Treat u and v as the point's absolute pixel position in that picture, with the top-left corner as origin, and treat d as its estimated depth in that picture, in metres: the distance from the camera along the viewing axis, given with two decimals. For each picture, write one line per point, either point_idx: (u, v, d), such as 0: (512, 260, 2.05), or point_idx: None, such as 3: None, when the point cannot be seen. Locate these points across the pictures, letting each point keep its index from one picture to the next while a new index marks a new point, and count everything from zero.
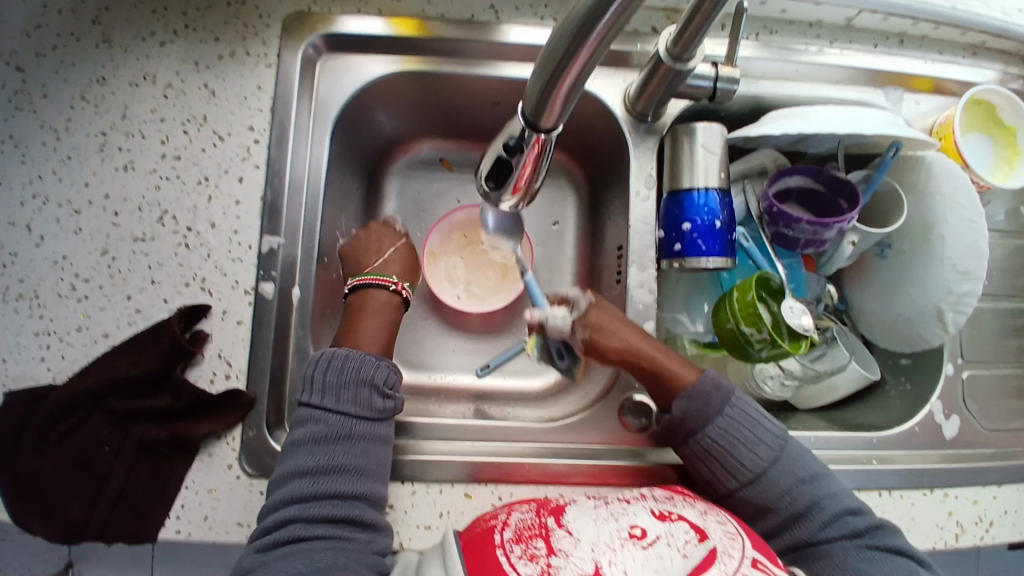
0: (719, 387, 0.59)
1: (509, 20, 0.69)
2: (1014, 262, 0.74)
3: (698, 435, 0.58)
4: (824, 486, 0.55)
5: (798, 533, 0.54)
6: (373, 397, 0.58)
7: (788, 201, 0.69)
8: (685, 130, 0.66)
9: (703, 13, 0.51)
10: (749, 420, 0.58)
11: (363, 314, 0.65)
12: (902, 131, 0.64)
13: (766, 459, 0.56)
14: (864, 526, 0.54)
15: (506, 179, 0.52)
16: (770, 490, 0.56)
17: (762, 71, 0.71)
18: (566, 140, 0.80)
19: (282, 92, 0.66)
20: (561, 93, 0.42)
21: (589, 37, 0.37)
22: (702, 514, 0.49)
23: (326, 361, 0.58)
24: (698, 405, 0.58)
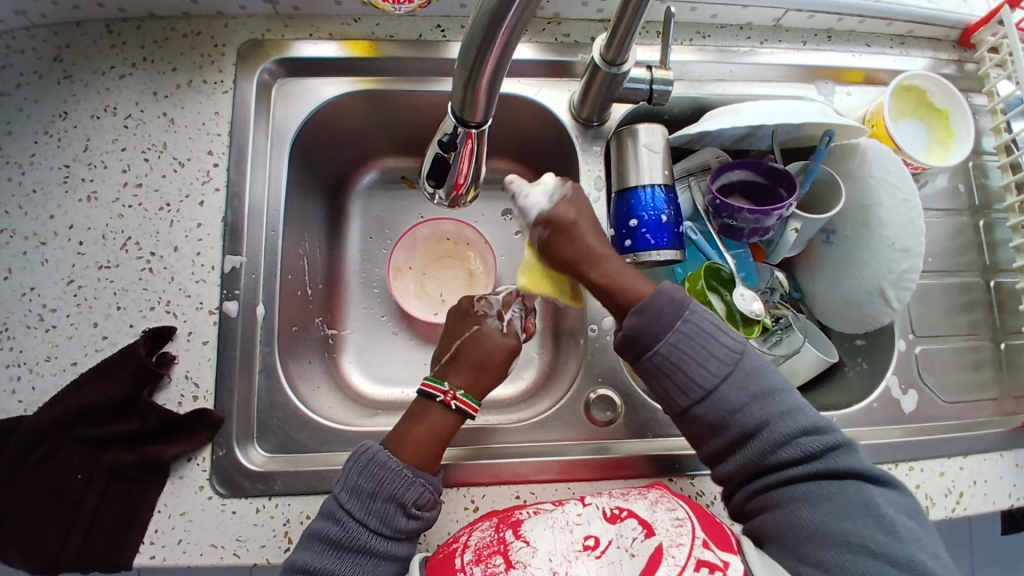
0: (676, 297, 0.58)
1: (455, 39, 0.72)
2: (959, 238, 0.77)
3: (650, 349, 0.58)
4: (778, 404, 0.55)
5: (749, 454, 0.55)
6: (397, 515, 0.53)
7: (733, 194, 0.72)
8: (628, 133, 0.69)
9: (626, 18, 0.54)
10: (705, 335, 0.57)
11: (418, 420, 0.59)
12: (834, 121, 0.68)
13: (718, 373, 0.56)
14: (816, 448, 0.54)
15: (446, 177, 0.55)
16: (724, 407, 0.56)
17: (700, 73, 0.75)
18: (521, 151, 0.82)
19: (239, 117, 0.68)
20: (483, 89, 0.45)
21: (500, 33, 0.40)
22: (652, 504, 0.51)
23: (368, 461, 0.55)
24: (649, 319, 0.58)
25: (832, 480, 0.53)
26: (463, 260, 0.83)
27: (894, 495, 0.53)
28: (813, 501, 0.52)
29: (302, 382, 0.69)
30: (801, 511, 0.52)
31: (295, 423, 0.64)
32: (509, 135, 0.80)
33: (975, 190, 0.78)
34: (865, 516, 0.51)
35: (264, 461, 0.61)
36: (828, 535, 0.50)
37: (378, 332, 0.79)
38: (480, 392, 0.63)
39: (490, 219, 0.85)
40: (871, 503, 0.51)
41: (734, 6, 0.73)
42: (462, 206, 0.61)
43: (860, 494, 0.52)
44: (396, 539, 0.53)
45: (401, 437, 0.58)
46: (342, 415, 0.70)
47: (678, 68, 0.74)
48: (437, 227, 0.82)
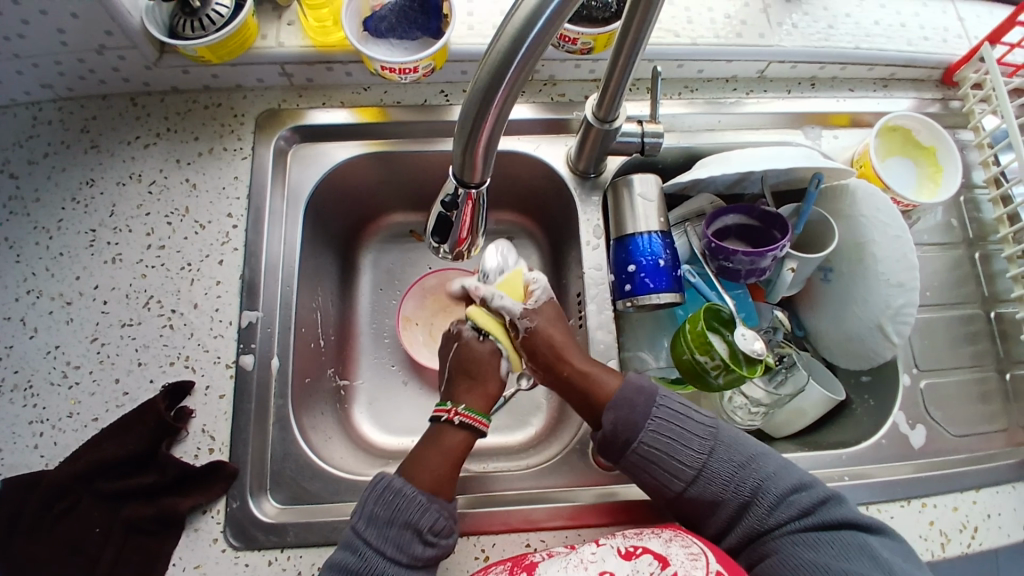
0: (644, 387, 0.62)
1: (457, 101, 0.77)
2: (957, 271, 0.78)
3: (634, 445, 0.60)
4: (763, 466, 0.58)
5: (749, 521, 0.57)
6: (414, 543, 0.54)
7: (728, 237, 0.75)
8: (623, 183, 0.72)
9: (615, 78, 0.58)
10: (679, 417, 0.61)
11: (427, 446, 0.61)
12: (821, 163, 0.70)
13: (701, 451, 0.59)
14: (810, 504, 0.56)
15: (449, 233, 0.57)
16: (716, 481, 0.58)
17: (690, 124, 0.79)
18: (523, 202, 0.86)
19: (257, 182, 0.73)
20: (479, 152, 0.48)
21: (494, 101, 0.43)
22: (666, 541, 0.51)
23: (380, 489, 0.56)
24: (626, 412, 0.61)
25: (832, 530, 0.55)
26: None
27: (890, 542, 0.55)
28: (814, 545, 0.54)
29: (314, 433, 0.71)
30: (804, 554, 0.54)
31: (307, 473, 0.65)
32: (511, 188, 0.84)
33: (969, 223, 0.80)
34: (863, 559, 0.53)
35: (277, 513, 0.62)
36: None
37: (388, 381, 0.81)
38: (484, 404, 0.65)
39: None
40: (868, 549, 0.53)
41: (719, 61, 0.77)
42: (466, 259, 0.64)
43: (857, 543, 0.54)
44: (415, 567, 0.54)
45: (417, 460, 0.60)
46: (352, 464, 0.72)
47: (669, 120, 0.78)
48: (445, 276, 0.86)
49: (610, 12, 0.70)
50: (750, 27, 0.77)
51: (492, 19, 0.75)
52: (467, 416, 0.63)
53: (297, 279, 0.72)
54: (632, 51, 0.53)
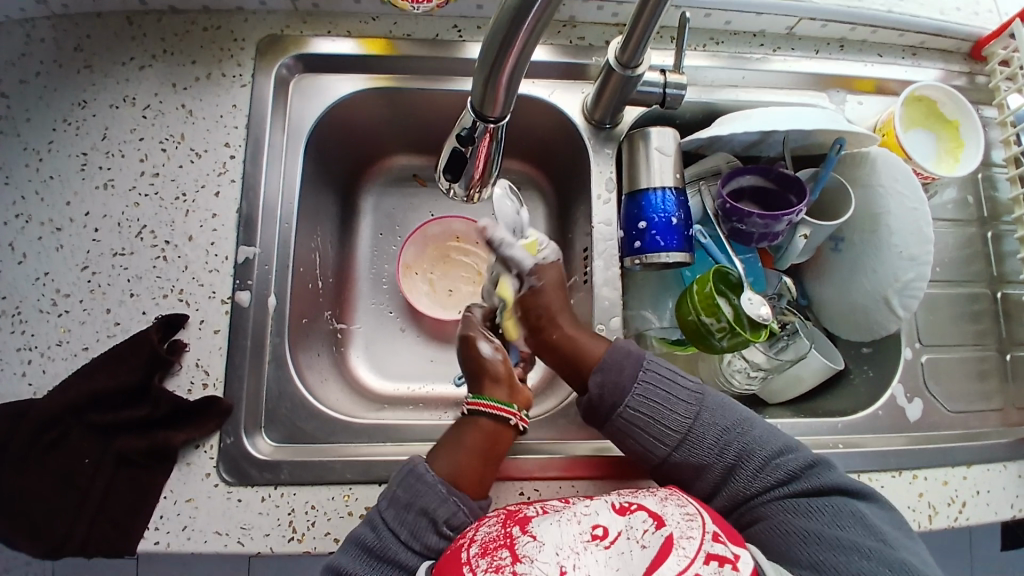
0: (632, 350, 0.63)
1: (471, 39, 0.73)
2: (968, 248, 0.77)
3: (620, 409, 0.61)
4: (748, 431, 0.59)
5: (736, 482, 0.58)
6: (429, 531, 0.54)
7: (742, 199, 0.73)
8: (640, 136, 0.69)
9: (642, 21, 0.55)
10: (666, 382, 0.62)
11: (458, 433, 0.61)
12: (844, 128, 0.68)
13: (687, 416, 0.60)
14: (796, 469, 0.57)
15: (462, 170, 0.55)
16: (701, 445, 0.59)
17: (712, 79, 0.76)
18: (532, 152, 0.83)
19: (256, 111, 0.69)
20: (502, 84, 0.45)
21: (522, 28, 0.40)
22: (661, 501, 0.51)
23: (407, 473, 0.57)
24: (614, 375, 0.62)
25: (823, 497, 0.56)
26: (473, 258, 0.84)
27: (877, 509, 0.56)
28: (806, 512, 0.55)
29: (310, 374, 0.69)
30: (798, 521, 0.54)
31: (302, 413, 0.64)
32: (521, 136, 0.81)
33: (983, 201, 0.79)
34: (855, 526, 0.54)
35: (272, 451, 0.62)
36: (827, 543, 0.53)
37: (386, 327, 0.80)
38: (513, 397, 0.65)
39: None
40: (857, 512, 0.54)
41: (748, 13, 0.74)
42: (478, 200, 0.61)
43: (847, 508, 0.55)
44: (426, 556, 0.54)
45: (445, 452, 0.60)
46: (348, 407, 0.71)
47: (691, 74, 0.75)
48: (447, 225, 0.83)
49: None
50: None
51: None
52: (490, 405, 0.63)
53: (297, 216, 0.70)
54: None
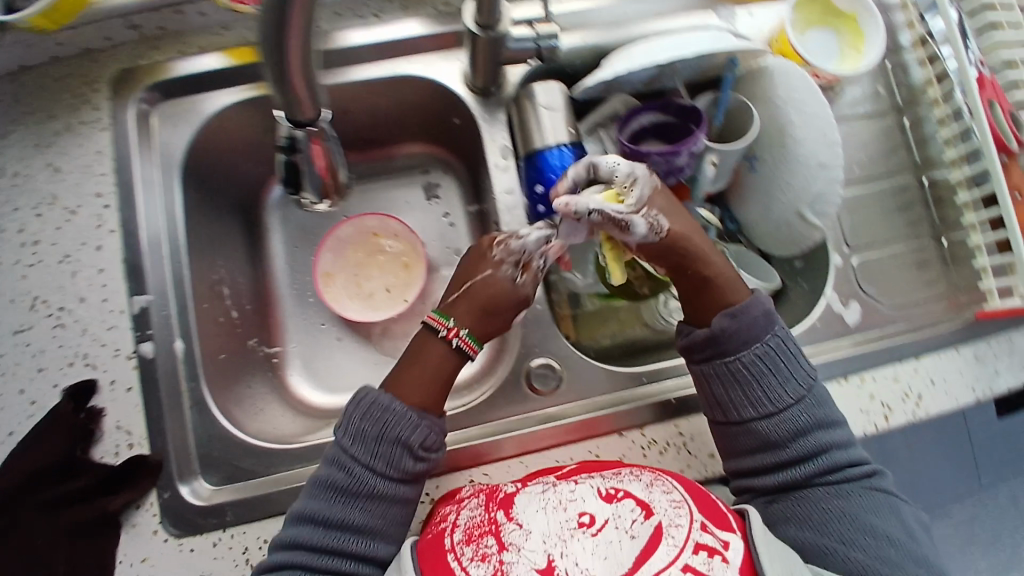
0: (769, 311, 0.60)
1: (334, 27, 0.69)
2: (887, 140, 0.75)
3: (732, 358, 0.58)
4: (835, 433, 0.57)
5: (792, 475, 0.56)
6: (404, 458, 0.55)
7: (645, 139, 0.71)
8: (526, 95, 0.67)
9: None
10: (789, 356, 0.58)
11: (416, 359, 0.60)
12: (733, 47, 0.65)
13: (793, 395, 0.58)
14: (858, 474, 0.56)
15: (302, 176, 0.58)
16: (785, 425, 0.57)
17: (591, 21, 0.72)
18: (430, 130, 0.80)
19: (121, 152, 0.66)
20: (297, 86, 0.45)
21: (292, 24, 0.39)
22: (647, 486, 0.49)
23: (366, 407, 0.56)
24: (740, 327, 0.59)
25: (866, 486, 0.56)
26: (395, 250, 0.80)
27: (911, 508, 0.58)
28: (843, 495, 0.55)
29: (240, 409, 0.68)
30: (831, 502, 0.55)
31: (236, 450, 0.63)
32: (412, 117, 0.77)
33: (896, 89, 0.75)
34: (889, 515, 0.55)
35: (211, 495, 0.60)
36: (856, 524, 0.53)
37: (321, 340, 0.77)
38: (483, 333, 0.62)
39: (416, 206, 0.84)
40: (896, 511, 0.55)
41: None
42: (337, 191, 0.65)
43: (888, 501, 0.56)
44: (404, 480, 0.55)
45: (396, 384, 0.59)
46: (287, 434, 0.69)
47: (568, 20, 0.71)
48: (360, 223, 0.79)
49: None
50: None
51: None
52: (468, 343, 0.61)
53: (185, 249, 0.67)
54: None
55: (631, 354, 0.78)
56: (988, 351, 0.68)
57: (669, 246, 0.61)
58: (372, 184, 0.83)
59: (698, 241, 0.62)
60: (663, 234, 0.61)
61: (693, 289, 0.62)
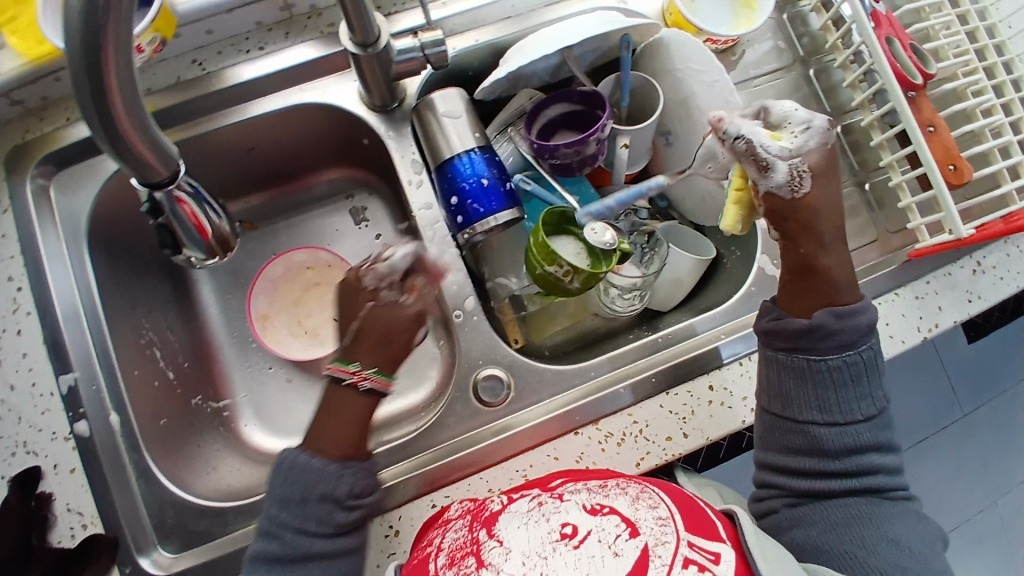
0: (872, 323, 0.58)
1: (219, 67, 0.68)
2: (796, 93, 0.74)
3: (817, 361, 0.57)
4: (882, 452, 0.56)
5: (832, 485, 0.55)
6: (336, 512, 0.54)
7: (557, 131, 0.71)
8: (426, 106, 0.66)
9: None
10: (872, 371, 0.57)
11: (331, 411, 0.58)
12: (624, 25, 0.65)
13: (867, 409, 0.56)
14: (894, 492, 0.55)
15: (178, 234, 0.54)
16: (847, 436, 0.56)
17: (484, 20, 0.71)
18: (345, 155, 0.79)
19: (24, 232, 0.64)
20: (141, 149, 0.43)
21: (108, 81, 0.38)
22: (634, 501, 0.46)
23: (284, 472, 0.55)
24: (836, 329, 0.56)
25: (896, 501, 0.55)
26: (331, 281, 0.79)
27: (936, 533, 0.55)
28: (876, 508, 0.53)
29: (190, 470, 0.67)
30: (859, 510, 0.54)
31: (191, 513, 0.62)
32: (323, 145, 0.76)
33: (797, 41, 0.76)
34: (915, 530, 0.52)
35: (172, 562, 0.59)
36: (879, 534, 0.52)
37: (271, 385, 0.77)
38: (393, 366, 0.60)
39: (346, 232, 0.83)
40: (925, 529, 0.53)
41: None
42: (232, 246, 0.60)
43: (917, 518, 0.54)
44: (340, 534, 0.54)
45: (313, 440, 0.57)
46: (243, 488, 0.68)
47: (459, 24, 0.70)
48: (289, 261, 0.79)
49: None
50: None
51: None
52: (376, 380, 0.58)
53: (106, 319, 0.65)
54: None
55: (586, 347, 0.79)
56: (925, 290, 0.71)
57: (795, 219, 0.58)
58: (297, 216, 0.83)
59: (827, 216, 0.58)
60: (800, 196, 0.57)
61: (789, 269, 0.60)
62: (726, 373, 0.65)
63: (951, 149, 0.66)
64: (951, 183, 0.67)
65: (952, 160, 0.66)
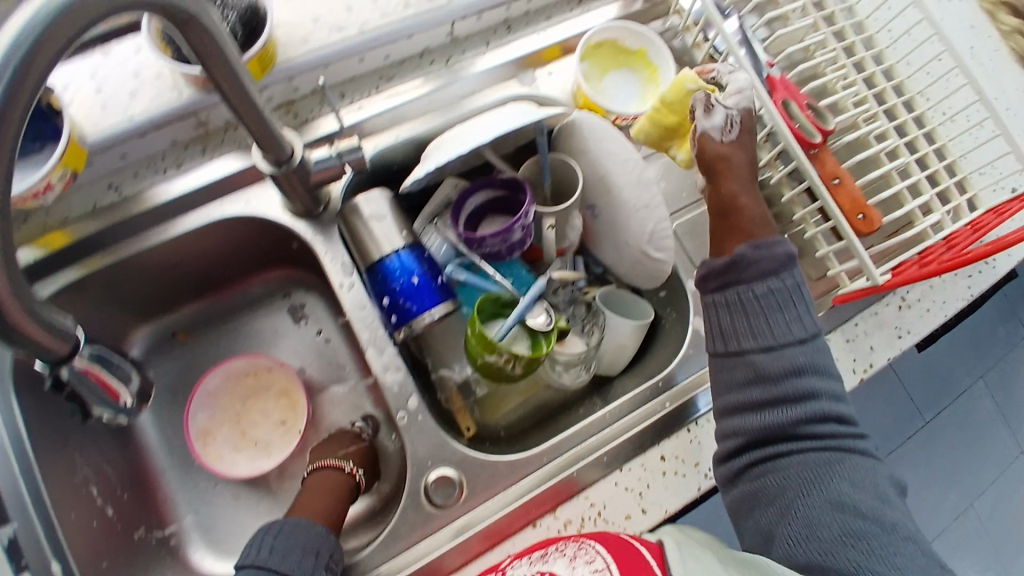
0: (793, 253, 0.62)
1: (136, 189, 0.67)
2: None
3: (742, 290, 0.60)
4: (819, 392, 0.57)
5: (775, 426, 0.56)
6: (317, 570, 0.55)
7: (484, 217, 0.72)
8: (351, 211, 0.67)
9: (248, 119, 0.48)
10: (798, 298, 0.60)
11: (314, 489, 0.64)
12: (539, 116, 0.67)
13: (799, 333, 0.58)
14: (836, 434, 0.56)
15: (84, 397, 0.57)
16: (781, 359, 0.58)
17: (403, 116, 0.72)
18: (277, 257, 0.79)
19: None
20: (28, 329, 0.42)
21: None
22: (571, 561, 0.50)
23: (277, 526, 0.57)
24: (755, 263, 0.61)
25: (837, 453, 0.56)
26: (273, 387, 0.78)
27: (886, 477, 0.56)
28: (824, 466, 0.54)
29: None
30: (809, 467, 0.55)
31: None
32: (252, 252, 0.76)
33: None
34: (861, 478, 0.54)
35: None
36: (823, 501, 0.53)
37: (220, 504, 0.75)
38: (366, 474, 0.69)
39: (286, 331, 0.82)
40: (868, 480, 0.54)
41: (401, 40, 0.69)
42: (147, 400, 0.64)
43: (860, 469, 0.55)
44: None
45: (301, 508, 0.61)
46: None
47: (376, 124, 0.71)
48: (227, 371, 0.77)
49: (241, 37, 0.60)
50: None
51: (124, 83, 0.63)
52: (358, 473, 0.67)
53: (38, 463, 0.61)
54: (236, 81, 0.44)
55: (543, 423, 0.78)
56: (855, 331, 0.76)
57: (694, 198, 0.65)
58: (234, 321, 0.81)
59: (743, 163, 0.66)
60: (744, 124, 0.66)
61: (717, 211, 0.67)
62: (677, 441, 0.67)
63: (858, 199, 0.70)
64: (863, 231, 0.70)
65: (860, 209, 0.70)
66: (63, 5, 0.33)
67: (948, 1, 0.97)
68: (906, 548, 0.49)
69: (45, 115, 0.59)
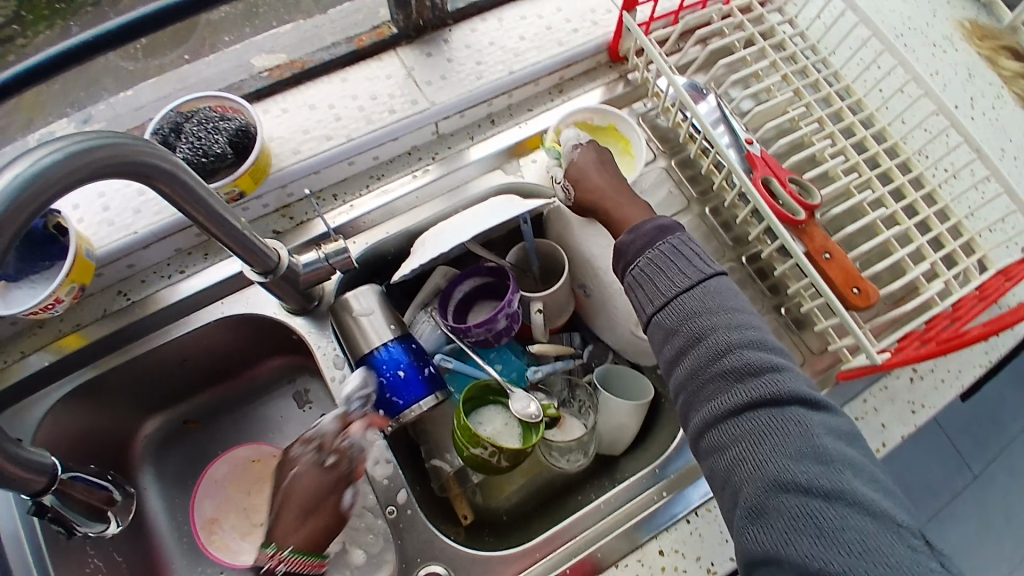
0: (663, 224, 0.59)
1: (142, 294, 0.73)
2: (699, 232, 0.79)
3: (631, 264, 0.59)
4: (745, 345, 0.50)
5: (703, 384, 0.50)
6: None
7: (473, 304, 0.74)
8: (341, 306, 0.70)
9: (224, 239, 0.55)
10: (680, 255, 0.56)
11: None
12: (522, 209, 0.69)
13: (683, 283, 0.55)
14: (774, 387, 0.48)
15: (68, 519, 0.62)
16: (682, 315, 0.53)
17: (393, 211, 0.77)
18: (281, 346, 0.82)
19: None
20: None
21: None
22: None
23: None
24: (636, 239, 0.59)
25: (770, 410, 0.48)
26: None
27: (833, 421, 0.47)
28: (763, 432, 0.47)
29: None
30: (746, 431, 0.48)
31: None
32: (254, 344, 0.80)
33: (691, 182, 0.81)
34: (807, 444, 0.45)
35: None
36: (764, 479, 0.45)
37: None
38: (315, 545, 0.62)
39: (290, 417, 0.83)
40: (811, 438, 0.46)
41: (388, 142, 0.77)
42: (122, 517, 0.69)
43: (801, 426, 0.46)
44: None
45: None
46: None
47: (368, 218, 0.76)
48: (233, 458, 0.79)
49: (230, 157, 0.68)
50: (401, 98, 0.78)
51: (128, 203, 0.71)
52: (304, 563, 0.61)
53: (48, 543, 0.64)
54: (209, 209, 0.51)
55: (544, 507, 0.76)
56: (864, 408, 0.72)
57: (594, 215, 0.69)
58: (241, 410, 0.83)
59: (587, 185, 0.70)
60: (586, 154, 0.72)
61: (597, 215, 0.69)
62: (675, 533, 0.65)
63: (851, 272, 0.68)
64: (861, 305, 0.68)
65: (855, 282, 0.68)
66: (31, 176, 0.39)
67: (947, 52, 0.96)
68: (862, 517, 0.42)
69: (50, 238, 0.66)
